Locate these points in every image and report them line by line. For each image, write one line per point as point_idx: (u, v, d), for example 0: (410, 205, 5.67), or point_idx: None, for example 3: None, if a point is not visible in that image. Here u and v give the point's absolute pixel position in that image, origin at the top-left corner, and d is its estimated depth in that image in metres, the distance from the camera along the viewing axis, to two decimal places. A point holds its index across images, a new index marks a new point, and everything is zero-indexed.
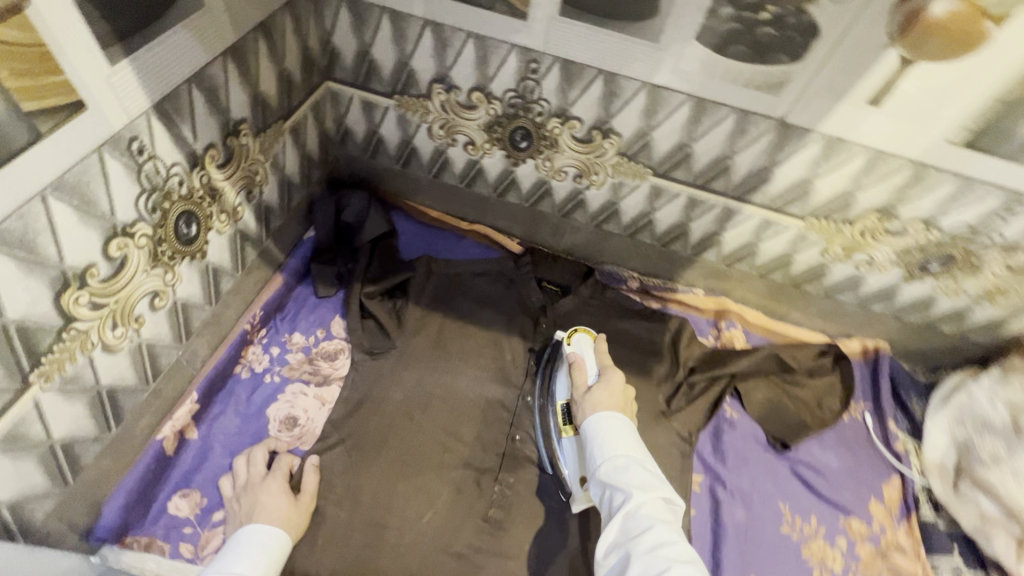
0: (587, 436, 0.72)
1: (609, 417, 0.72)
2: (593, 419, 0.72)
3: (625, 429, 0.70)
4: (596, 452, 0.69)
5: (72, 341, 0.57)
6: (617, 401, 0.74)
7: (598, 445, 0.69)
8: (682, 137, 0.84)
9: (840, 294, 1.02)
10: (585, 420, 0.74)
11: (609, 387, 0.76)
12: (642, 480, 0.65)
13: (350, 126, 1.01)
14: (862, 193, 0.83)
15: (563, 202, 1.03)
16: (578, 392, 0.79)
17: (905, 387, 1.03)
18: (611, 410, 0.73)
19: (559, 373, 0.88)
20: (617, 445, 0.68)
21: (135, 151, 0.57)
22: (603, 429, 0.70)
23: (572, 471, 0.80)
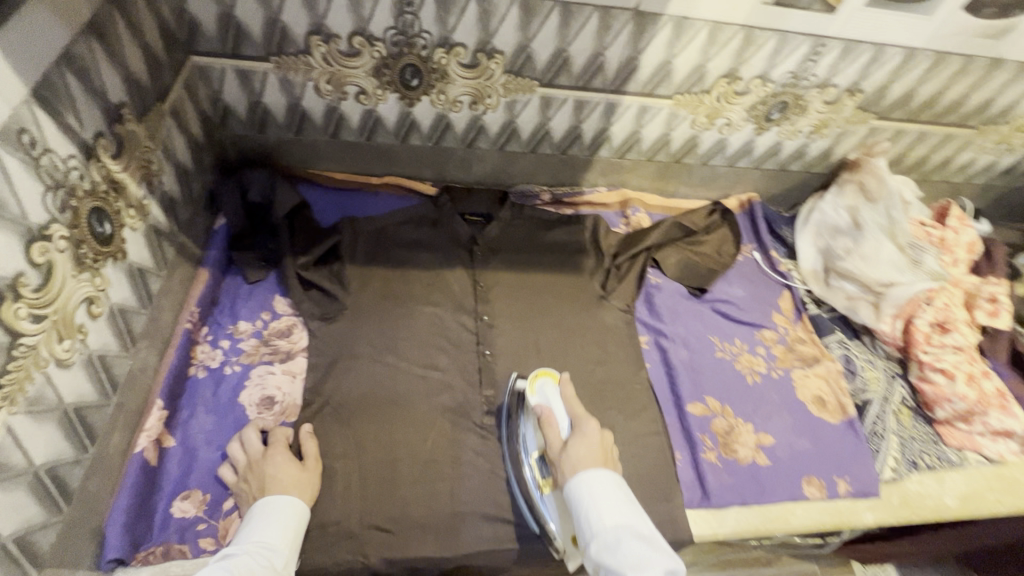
0: (574, 501, 0.73)
1: (592, 480, 0.73)
2: (576, 483, 0.73)
3: (610, 491, 0.72)
4: (586, 528, 0.69)
5: (25, 358, 0.54)
6: (597, 452, 0.77)
7: (586, 517, 0.70)
8: (558, 44, 0.92)
9: (712, 159, 1.20)
10: (567, 482, 0.75)
11: (584, 439, 0.79)
12: (635, 554, 0.64)
13: (230, 101, 0.97)
14: (711, 63, 0.99)
15: (465, 133, 1.08)
16: (555, 449, 0.80)
17: (776, 222, 1.25)
18: (593, 466, 0.75)
19: (526, 426, 0.87)
20: (605, 517, 0.69)
21: (27, 145, 0.54)
22: (591, 500, 0.71)
23: (561, 529, 0.80)
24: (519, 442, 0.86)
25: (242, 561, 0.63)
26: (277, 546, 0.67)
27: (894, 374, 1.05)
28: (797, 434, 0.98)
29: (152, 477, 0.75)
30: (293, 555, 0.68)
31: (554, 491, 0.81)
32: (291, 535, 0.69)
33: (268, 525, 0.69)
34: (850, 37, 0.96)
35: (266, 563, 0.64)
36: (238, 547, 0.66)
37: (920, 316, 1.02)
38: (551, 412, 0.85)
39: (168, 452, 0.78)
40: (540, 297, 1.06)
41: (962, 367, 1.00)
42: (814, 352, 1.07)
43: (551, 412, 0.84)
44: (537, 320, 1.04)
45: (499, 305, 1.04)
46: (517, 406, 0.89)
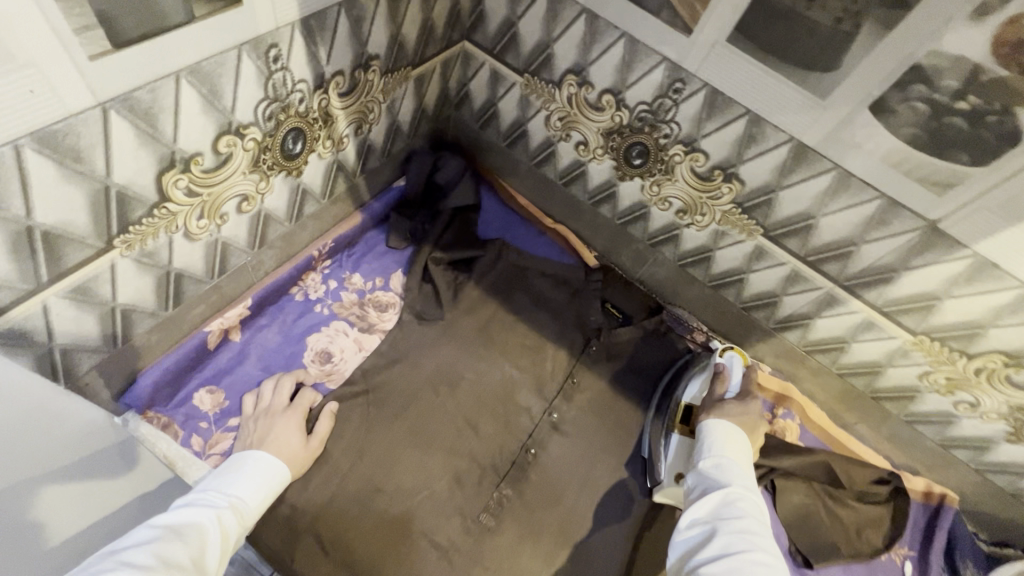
0: (705, 434, 0.75)
1: (730, 427, 0.75)
2: (713, 424, 0.76)
3: (742, 444, 0.73)
4: (704, 449, 0.73)
5: (160, 220, 0.58)
6: (746, 423, 0.78)
7: (709, 443, 0.73)
8: (810, 207, 0.76)
9: (922, 426, 0.91)
10: (704, 421, 0.78)
11: (742, 408, 0.79)
12: (743, 481, 0.66)
13: (471, 91, 1.00)
14: (995, 331, 0.73)
15: (655, 231, 0.97)
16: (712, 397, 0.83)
17: (962, 547, 0.92)
18: (738, 427, 0.76)
19: (694, 377, 0.91)
20: (728, 451, 0.71)
21: (269, 58, 0.57)
22: (721, 437, 0.74)
23: (670, 468, 0.84)
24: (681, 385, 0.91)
25: (222, 513, 0.59)
26: (250, 507, 0.64)
27: None
28: None
29: (200, 359, 0.79)
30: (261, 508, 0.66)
31: (683, 436, 0.85)
32: (263, 501, 0.66)
33: (252, 484, 0.66)
34: None
35: (240, 522, 0.61)
36: (219, 498, 0.61)
37: None
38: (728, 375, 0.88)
39: (227, 345, 0.82)
40: (622, 432, 0.92)
41: None
42: None
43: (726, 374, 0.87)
44: (603, 454, 0.89)
45: (578, 412, 0.92)
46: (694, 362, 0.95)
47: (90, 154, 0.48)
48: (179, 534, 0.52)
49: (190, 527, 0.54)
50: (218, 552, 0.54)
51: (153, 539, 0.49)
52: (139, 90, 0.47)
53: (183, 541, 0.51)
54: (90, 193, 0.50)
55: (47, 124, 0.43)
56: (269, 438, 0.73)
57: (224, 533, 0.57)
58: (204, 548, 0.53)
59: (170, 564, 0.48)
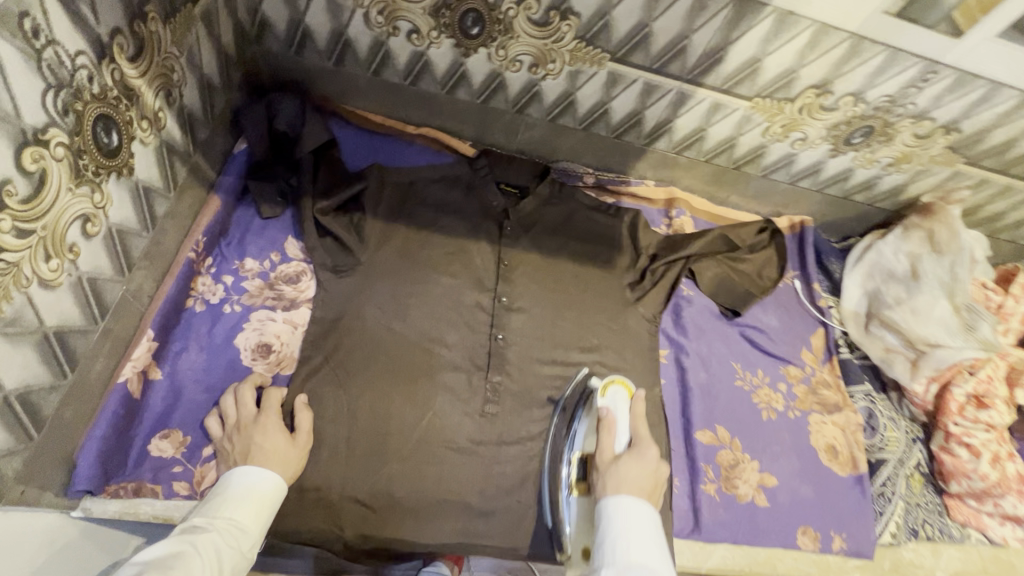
0: (605, 521, 0.69)
1: (630, 508, 0.69)
2: (614, 505, 0.70)
3: (646, 529, 0.67)
4: (608, 551, 0.65)
5: (4, 276, 0.48)
6: (646, 483, 0.74)
7: (612, 542, 0.66)
8: (642, 17, 0.82)
9: (775, 174, 1.11)
10: (602, 501, 0.72)
11: (638, 463, 0.76)
12: None
13: (268, 16, 0.88)
14: (804, 69, 0.88)
15: (517, 96, 0.98)
16: (606, 457, 0.78)
17: (826, 252, 1.16)
18: (641, 495, 0.72)
19: (580, 425, 0.86)
20: (631, 550, 0.64)
21: (28, 33, 0.46)
22: (623, 528, 0.67)
23: (574, 540, 0.79)
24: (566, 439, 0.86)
25: (209, 539, 0.59)
26: (248, 527, 0.63)
27: (916, 437, 1.01)
28: (802, 481, 0.93)
29: (134, 409, 0.71)
30: (261, 538, 0.64)
31: (583, 498, 0.80)
32: (262, 518, 0.65)
33: (245, 501, 0.64)
34: (967, 69, 0.84)
35: (232, 548, 0.60)
36: (207, 520, 0.61)
37: (959, 385, 0.96)
38: (612, 419, 0.83)
39: (154, 383, 0.73)
40: (564, 286, 1.00)
41: (991, 446, 0.94)
42: (837, 398, 1.01)
43: (612, 420, 0.82)
44: (558, 313, 0.97)
45: (521, 289, 0.98)
46: (574, 407, 0.89)
47: None
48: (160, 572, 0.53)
49: (173, 559, 0.55)
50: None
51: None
52: None
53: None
54: None
55: None
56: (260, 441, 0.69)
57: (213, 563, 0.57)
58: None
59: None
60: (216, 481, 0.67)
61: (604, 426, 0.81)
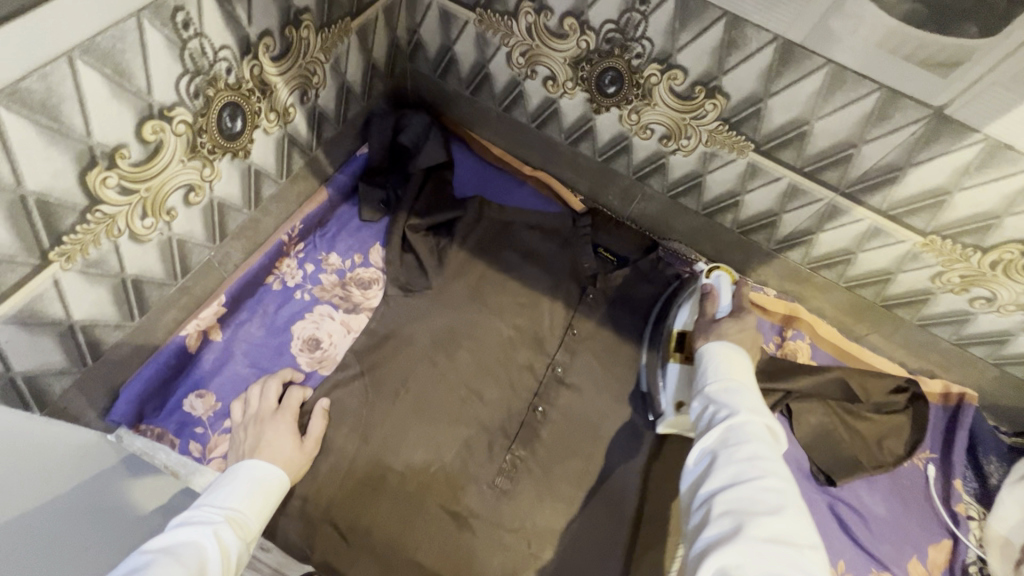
0: (705, 357, 0.69)
1: (729, 349, 0.68)
2: (713, 346, 0.69)
3: (745, 366, 0.66)
4: (708, 373, 0.66)
5: (97, 225, 0.54)
6: (748, 343, 0.72)
7: (712, 368, 0.66)
8: (804, 113, 0.70)
9: (936, 328, 0.89)
10: (701, 345, 0.73)
11: (739, 322, 0.74)
12: (752, 404, 0.59)
13: (423, 38, 0.92)
14: (1012, 218, 0.68)
15: (640, 163, 0.91)
16: (705, 317, 0.78)
17: (985, 446, 0.89)
18: (739, 347, 0.70)
19: (683, 303, 0.88)
20: (733, 371, 0.65)
21: (179, 24, 0.51)
22: (723, 358, 0.67)
23: (669, 398, 0.81)
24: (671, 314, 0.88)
25: (221, 530, 0.56)
26: (250, 522, 0.61)
27: None
28: None
29: (184, 363, 0.76)
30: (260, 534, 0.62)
31: (681, 363, 0.81)
32: (262, 518, 0.62)
33: (250, 498, 0.62)
34: None
35: (240, 538, 0.58)
36: (214, 512, 0.58)
37: None
38: (716, 294, 0.83)
39: (210, 344, 0.79)
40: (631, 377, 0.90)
41: None
42: None
43: (714, 291, 0.82)
44: (613, 403, 0.87)
45: (582, 364, 0.90)
46: (685, 289, 0.91)
47: None
48: (178, 554, 0.51)
49: (187, 546, 0.52)
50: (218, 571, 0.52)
51: (146, 566, 0.48)
52: (30, 78, 0.41)
53: (180, 562, 0.50)
54: (5, 207, 0.45)
55: None
56: (269, 435, 0.71)
57: (224, 550, 0.55)
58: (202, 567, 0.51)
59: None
60: (217, 478, 0.65)
61: (705, 294, 0.82)
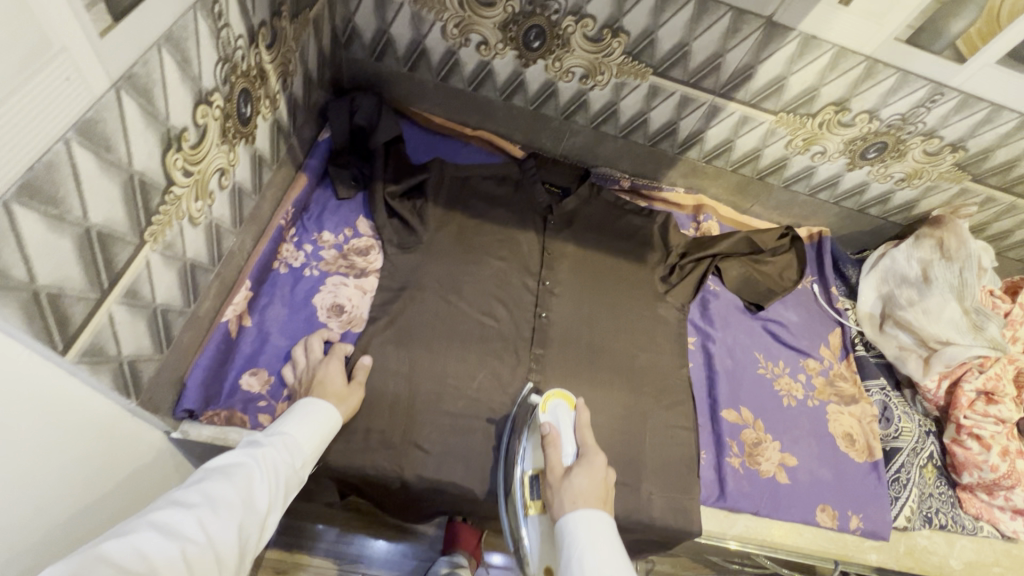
0: (569, 540, 0.68)
1: (591, 520, 0.68)
2: (574, 521, 0.69)
3: (608, 539, 0.67)
4: (576, 567, 0.64)
5: (172, 205, 0.59)
6: (599, 492, 0.73)
7: (578, 560, 0.65)
8: (684, 36, 0.94)
9: (795, 185, 1.21)
10: (561, 517, 0.71)
11: (589, 471, 0.75)
12: None
13: (359, 25, 1.02)
14: (825, 88, 0.99)
15: (566, 104, 1.11)
16: (555, 473, 0.76)
17: (843, 260, 1.25)
18: (596, 507, 0.71)
19: (524, 443, 0.84)
20: (601, 563, 0.64)
21: (216, 15, 0.59)
22: (587, 542, 0.67)
23: (536, 555, 0.78)
24: (515, 454, 0.83)
25: (268, 456, 0.65)
26: (301, 449, 0.69)
27: (928, 431, 1.07)
28: (821, 463, 0.99)
29: (229, 347, 0.81)
30: (312, 458, 0.71)
31: (540, 515, 0.79)
32: (316, 444, 0.71)
33: (300, 427, 0.70)
34: (971, 91, 0.95)
35: (287, 463, 0.66)
36: (266, 438, 0.67)
37: (969, 381, 1.04)
38: (558, 435, 0.81)
39: (246, 329, 0.84)
40: (602, 276, 1.11)
41: (999, 439, 1.00)
42: (854, 391, 1.08)
43: (557, 435, 0.80)
44: (594, 299, 1.07)
45: (563, 275, 1.08)
46: (521, 418, 0.87)
47: (115, 141, 0.48)
48: (227, 474, 0.60)
49: (236, 466, 0.61)
50: (263, 492, 0.61)
51: (203, 480, 0.59)
52: (138, 64, 0.48)
53: (228, 480, 0.59)
54: (123, 184, 0.50)
55: (81, 114, 0.43)
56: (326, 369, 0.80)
57: (272, 472, 0.64)
58: (249, 485, 0.61)
59: (217, 502, 0.57)
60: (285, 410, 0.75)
61: (549, 443, 0.79)
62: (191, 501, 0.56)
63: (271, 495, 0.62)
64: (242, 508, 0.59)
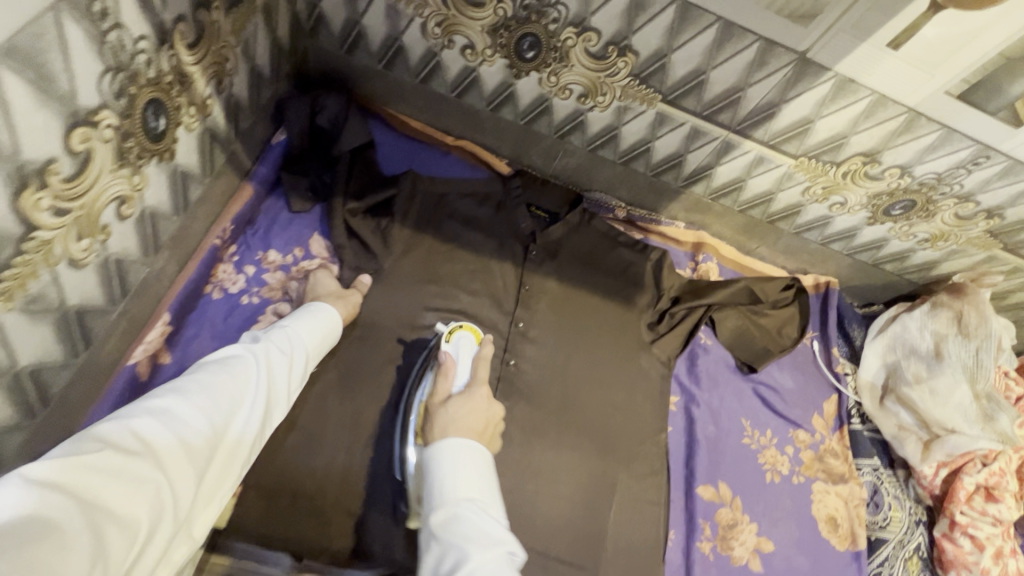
0: (433, 471, 0.60)
1: (459, 447, 0.61)
2: (440, 451, 0.61)
3: (475, 465, 0.61)
4: (436, 492, 0.58)
5: (36, 253, 0.47)
6: (477, 423, 0.66)
7: (439, 486, 0.58)
8: (701, 64, 0.81)
9: (807, 233, 1.10)
10: (432, 441, 0.64)
11: (468, 402, 0.69)
12: (484, 532, 0.54)
13: (326, 13, 0.88)
14: (855, 137, 0.87)
15: (561, 122, 0.97)
16: (437, 398, 0.71)
17: (849, 319, 1.14)
18: (467, 437, 0.64)
19: (427, 375, 0.80)
20: (462, 488, 0.58)
21: (97, 15, 0.46)
22: (451, 466, 0.60)
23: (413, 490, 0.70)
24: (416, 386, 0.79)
25: (266, 350, 0.65)
26: (301, 346, 0.70)
27: (918, 519, 0.98)
28: (799, 550, 0.91)
29: (140, 392, 0.70)
30: (313, 354, 0.72)
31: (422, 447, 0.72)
32: (314, 343, 0.72)
33: (299, 327, 0.72)
34: (1020, 158, 0.83)
35: (287, 358, 0.67)
36: (262, 336, 0.67)
37: (969, 474, 0.94)
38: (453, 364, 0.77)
39: (162, 367, 0.72)
40: (584, 320, 0.99)
41: (996, 541, 0.91)
42: (844, 469, 0.99)
43: (451, 363, 0.76)
44: (572, 345, 0.97)
45: (539, 315, 0.97)
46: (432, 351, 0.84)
47: None
48: (225, 365, 0.59)
49: (234, 358, 0.61)
50: (263, 380, 0.61)
51: (202, 371, 0.58)
52: None
53: (226, 370, 0.59)
54: None
55: None
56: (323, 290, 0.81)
57: (270, 363, 0.63)
58: (247, 376, 0.60)
59: (216, 388, 0.56)
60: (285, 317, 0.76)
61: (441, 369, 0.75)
62: (184, 390, 0.54)
63: (270, 385, 0.62)
64: (242, 393, 0.58)
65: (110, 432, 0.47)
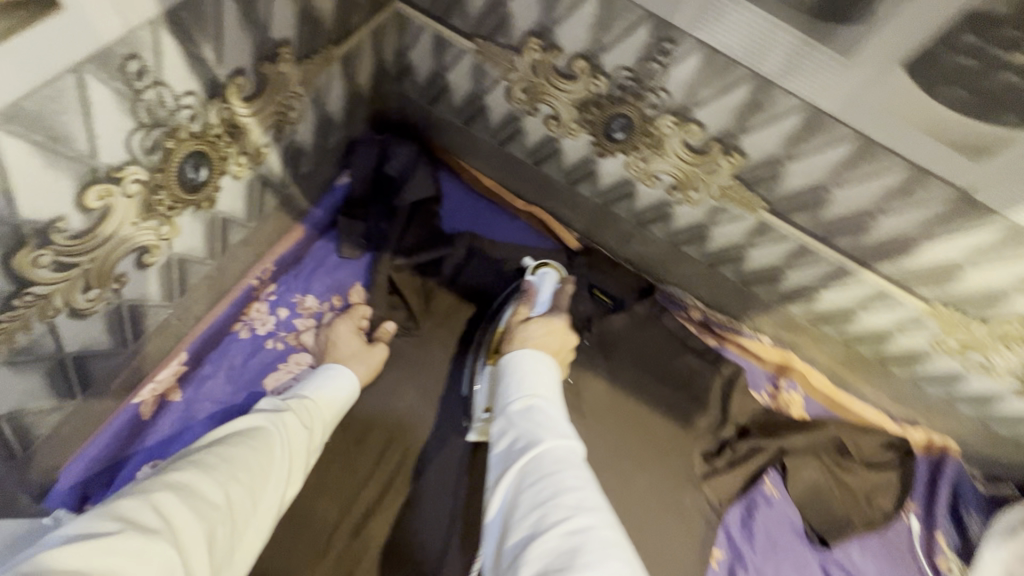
0: (509, 371, 0.63)
1: (537, 356, 0.64)
2: (519, 359, 0.64)
3: (551, 376, 0.62)
4: (511, 388, 0.60)
5: (28, 308, 0.47)
6: (553, 343, 0.69)
7: (517, 380, 0.60)
8: (824, 178, 0.66)
9: (926, 384, 0.88)
10: (508, 355, 0.66)
11: (547, 326, 0.71)
12: (557, 424, 0.54)
13: (412, 62, 0.84)
14: (1019, 296, 0.67)
15: (643, 210, 0.86)
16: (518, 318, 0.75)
17: (967, 501, 0.90)
18: (542, 352, 0.66)
19: (508, 307, 0.82)
20: (539, 387, 0.59)
21: (132, 73, 0.45)
22: (529, 370, 0.62)
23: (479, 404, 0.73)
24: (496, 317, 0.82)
25: (289, 420, 0.61)
26: (322, 417, 0.66)
27: None
28: None
29: (140, 430, 0.67)
30: (329, 427, 0.67)
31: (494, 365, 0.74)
32: (336, 412, 0.68)
33: (324, 393, 0.68)
34: None
35: (307, 430, 0.63)
36: (286, 402, 0.64)
37: None
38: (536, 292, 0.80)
39: (169, 406, 0.69)
40: (627, 435, 0.86)
41: None
42: None
43: (534, 291, 0.79)
44: (606, 459, 0.84)
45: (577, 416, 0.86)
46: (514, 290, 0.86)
47: None
48: (247, 437, 0.56)
49: (255, 428, 0.58)
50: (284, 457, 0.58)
51: (220, 443, 0.55)
52: None
53: (248, 443, 0.56)
54: None
55: None
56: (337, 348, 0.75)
57: (291, 436, 0.60)
58: (270, 449, 0.57)
59: (237, 464, 0.53)
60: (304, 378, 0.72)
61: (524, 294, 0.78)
62: (207, 465, 0.52)
63: (288, 462, 0.59)
64: (261, 470, 0.55)
65: (127, 512, 0.44)
